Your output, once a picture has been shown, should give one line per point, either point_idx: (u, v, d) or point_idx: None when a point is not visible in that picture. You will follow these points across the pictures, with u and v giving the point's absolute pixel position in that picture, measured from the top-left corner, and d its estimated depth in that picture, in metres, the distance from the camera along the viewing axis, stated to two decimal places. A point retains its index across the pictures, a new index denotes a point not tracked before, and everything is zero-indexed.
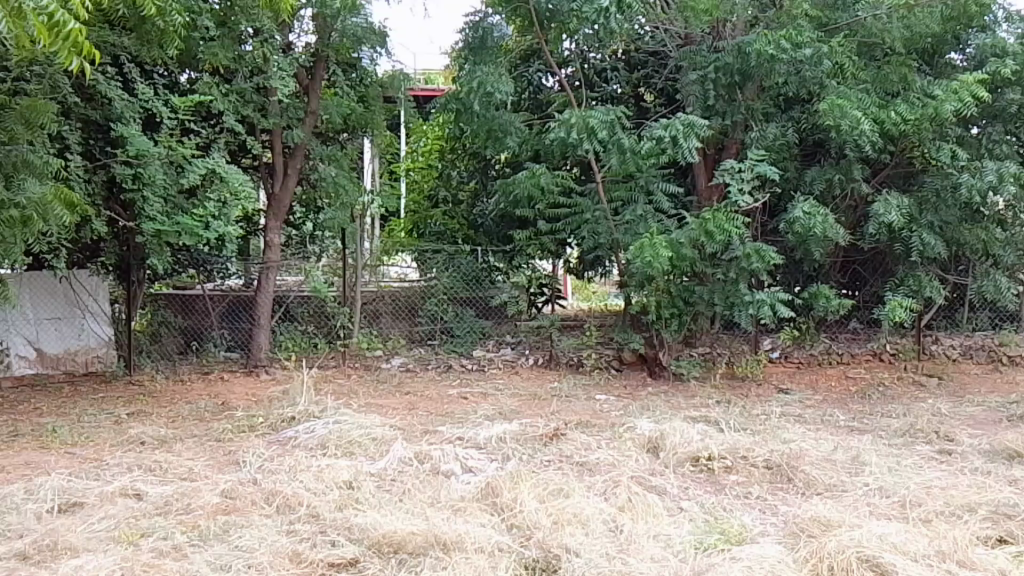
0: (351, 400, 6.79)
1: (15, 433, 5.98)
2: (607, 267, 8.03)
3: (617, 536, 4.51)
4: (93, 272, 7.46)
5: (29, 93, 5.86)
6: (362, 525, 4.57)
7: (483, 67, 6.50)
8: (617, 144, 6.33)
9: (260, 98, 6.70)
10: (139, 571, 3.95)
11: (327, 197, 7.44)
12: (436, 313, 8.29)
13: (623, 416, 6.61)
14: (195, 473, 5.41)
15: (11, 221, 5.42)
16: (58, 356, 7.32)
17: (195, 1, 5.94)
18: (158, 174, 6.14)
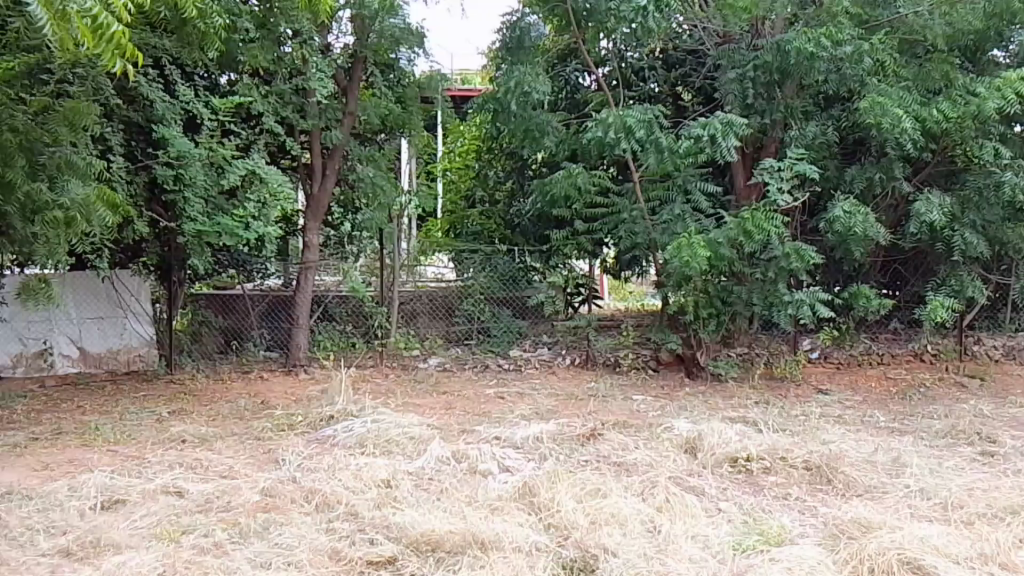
0: (388, 400, 6.81)
1: (59, 431, 6.06)
2: (645, 267, 7.98)
3: (655, 537, 4.49)
4: (134, 272, 7.60)
5: (73, 95, 5.96)
6: (400, 523, 4.58)
7: (520, 67, 6.56)
8: (655, 143, 6.28)
9: (299, 99, 6.79)
10: (181, 567, 3.99)
11: (365, 198, 7.50)
12: (473, 313, 8.34)
13: (661, 416, 6.58)
14: (236, 471, 5.46)
15: (55, 221, 5.52)
16: (101, 356, 7.49)
17: (236, 4, 6.00)
18: (199, 174, 6.24)
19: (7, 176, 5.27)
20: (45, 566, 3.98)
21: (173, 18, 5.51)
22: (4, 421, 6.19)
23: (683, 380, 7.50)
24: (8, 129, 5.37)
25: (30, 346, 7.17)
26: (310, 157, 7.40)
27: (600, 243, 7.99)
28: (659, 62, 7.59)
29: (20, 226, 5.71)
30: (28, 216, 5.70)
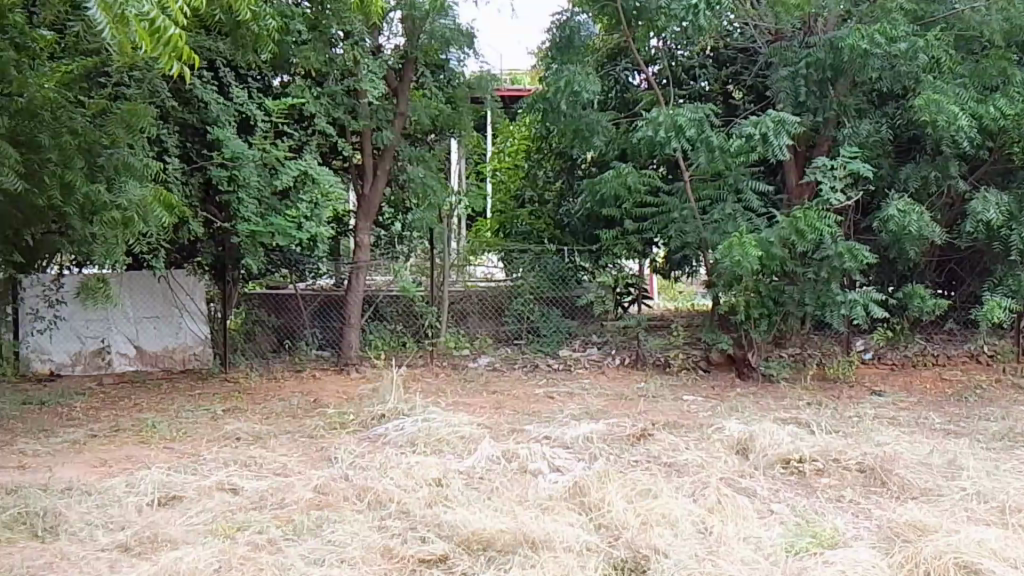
0: (439, 399, 6.85)
1: (117, 428, 6.17)
2: (695, 267, 8.09)
3: (706, 538, 4.45)
4: (189, 272, 7.74)
5: (130, 98, 6.07)
6: (452, 521, 4.58)
7: (570, 67, 6.64)
8: (706, 142, 6.30)
9: (350, 100, 6.88)
10: (237, 563, 4.03)
11: (415, 198, 7.53)
12: (523, 313, 8.37)
13: (711, 416, 6.55)
14: (290, 469, 5.51)
15: (113, 221, 5.61)
16: (157, 353, 7.73)
17: (289, 7, 6.11)
18: (253, 175, 6.48)
19: (68, 178, 5.39)
20: (104, 561, 4.04)
21: (228, 22, 5.60)
22: (63, 417, 6.32)
23: (734, 381, 7.45)
24: (68, 132, 5.50)
25: (90, 343, 7.52)
26: (361, 158, 7.49)
27: (649, 243, 7.96)
28: (710, 61, 7.60)
29: (79, 226, 5.85)
30: (87, 217, 5.83)
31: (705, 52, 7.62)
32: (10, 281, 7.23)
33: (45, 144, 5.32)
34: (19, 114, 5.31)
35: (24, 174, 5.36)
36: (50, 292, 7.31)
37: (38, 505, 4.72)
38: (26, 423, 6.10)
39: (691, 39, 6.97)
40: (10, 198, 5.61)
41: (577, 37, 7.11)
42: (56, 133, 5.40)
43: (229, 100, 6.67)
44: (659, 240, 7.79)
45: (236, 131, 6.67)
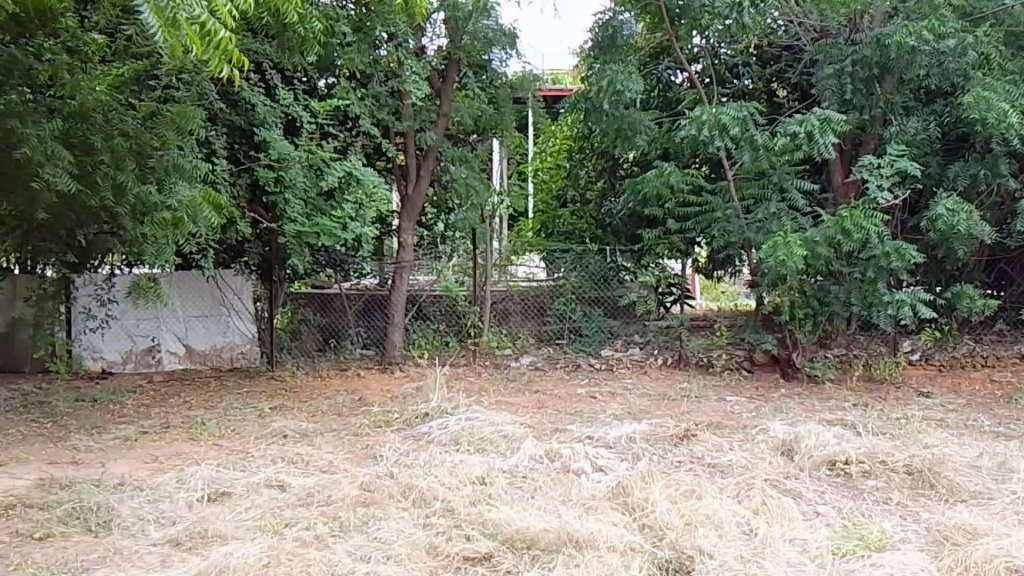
0: (482, 398, 6.89)
1: (168, 425, 6.28)
2: (738, 266, 8.15)
3: (752, 539, 4.40)
4: (237, 272, 7.91)
5: (178, 100, 6.17)
6: (496, 520, 4.58)
7: (613, 66, 6.72)
8: (750, 140, 6.32)
9: (395, 102, 6.97)
10: (284, 558, 4.06)
11: (458, 198, 7.65)
12: (564, 313, 8.39)
13: (755, 417, 6.50)
14: (336, 466, 5.56)
15: (164, 222, 5.63)
16: (206, 352, 7.87)
17: (334, 10, 6.20)
18: (299, 175, 6.71)
19: (120, 179, 5.48)
20: (156, 556, 4.11)
21: (275, 25, 5.64)
22: (115, 414, 6.46)
23: (778, 381, 7.41)
24: (120, 134, 5.58)
25: (140, 342, 7.66)
26: (404, 159, 7.57)
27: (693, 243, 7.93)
28: (754, 60, 7.70)
29: (131, 226, 5.94)
30: (138, 217, 5.90)
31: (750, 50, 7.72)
32: (64, 281, 7.41)
33: (98, 147, 5.44)
34: (73, 116, 5.45)
35: (78, 176, 5.48)
36: (103, 291, 7.47)
37: (92, 500, 4.82)
38: (80, 419, 6.25)
39: (735, 38, 7.17)
40: (64, 199, 5.74)
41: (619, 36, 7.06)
42: (108, 136, 5.51)
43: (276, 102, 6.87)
44: (702, 239, 7.83)
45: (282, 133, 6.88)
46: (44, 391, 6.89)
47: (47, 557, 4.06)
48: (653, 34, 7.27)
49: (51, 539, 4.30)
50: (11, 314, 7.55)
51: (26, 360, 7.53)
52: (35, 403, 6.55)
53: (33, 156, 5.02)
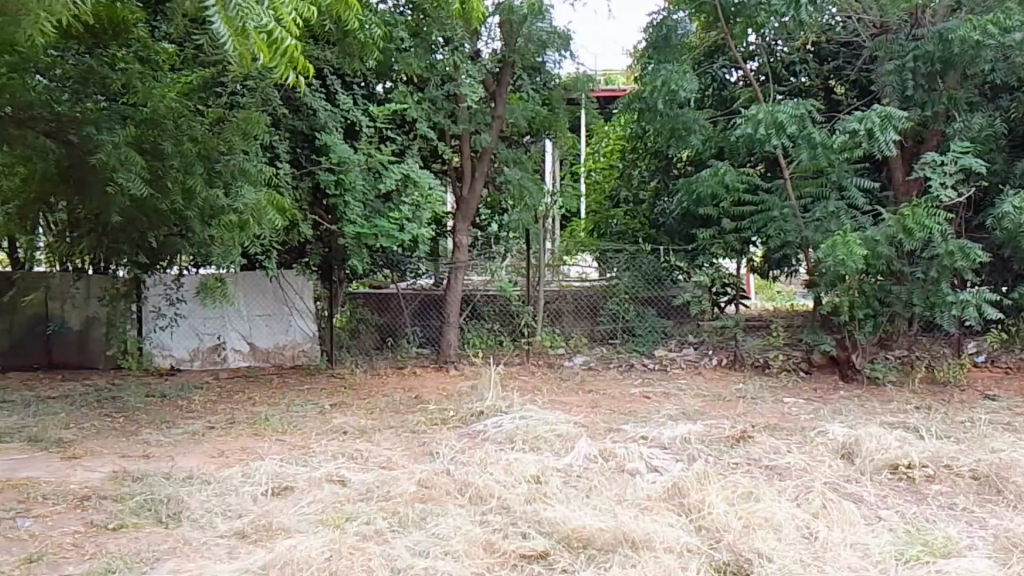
0: (536, 396, 6.97)
1: (233, 420, 6.49)
2: (795, 266, 7.99)
3: (812, 543, 4.32)
4: (298, 272, 8.11)
5: (244, 106, 6.43)
6: (552, 518, 4.58)
7: (668, 67, 6.90)
8: (808, 138, 6.44)
9: (450, 105, 7.14)
10: (346, 552, 4.13)
11: (511, 199, 7.80)
12: (618, 312, 8.51)
13: (814, 419, 6.41)
14: (394, 462, 5.65)
15: (230, 225, 5.71)
16: (269, 350, 8.12)
17: (392, 16, 6.57)
18: (359, 178, 6.88)
19: (189, 183, 5.61)
20: (224, 547, 4.25)
21: (336, 32, 5.77)
22: (184, 409, 6.71)
23: (838, 382, 7.34)
24: (189, 140, 5.75)
25: (207, 340, 7.97)
26: (460, 161, 7.75)
27: (748, 242, 7.97)
28: (810, 57, 7.69)
29: (198, 229, 6.04)
30: (206, 219, 5.98)
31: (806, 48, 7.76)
32: (135, 281, 7.76)
33: (169, 152, 5.61)
34: (145, 123, 5.70)
35: (149, 181, 5.66)
36: (171, 291, 7.76)
37: (162, 492, 5.00)
38: (149, 414, 6.50)
39: (792, 35, 7.22)
40: (135, 203, 5.94)
41: (673, 35, 7.28)
42: (178, 142, 5.68)
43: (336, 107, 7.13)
44: (757, 239, 7.86)
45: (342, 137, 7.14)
46: (117, 387, 7.22)
47: (120, 547, 4.22)
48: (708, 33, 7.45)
49: (125, 529, 4.46)
50: (86, 313, 7.89)
51: (101, 357, 7.88)
52: (109, 399, 6.87)
53: (107, 162, 5.24)
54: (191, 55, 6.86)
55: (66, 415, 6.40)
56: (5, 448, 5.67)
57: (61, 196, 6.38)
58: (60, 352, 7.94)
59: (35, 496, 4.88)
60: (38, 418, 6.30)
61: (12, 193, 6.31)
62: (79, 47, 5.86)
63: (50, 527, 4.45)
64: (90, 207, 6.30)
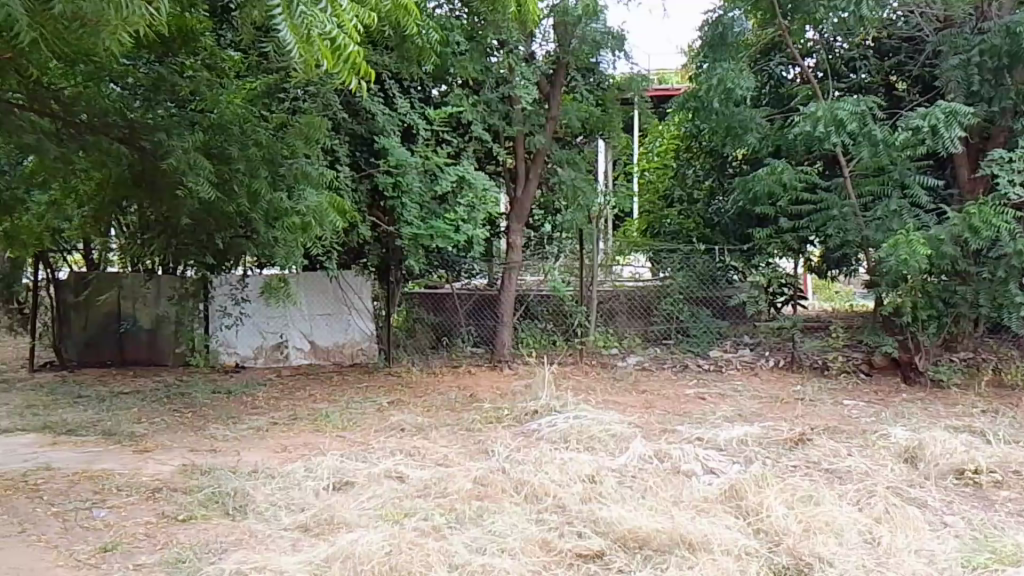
0: (590, 396, 7.03)
1: (295, 416, 6.68)
2: (854, 267, 8.10)
3: (874, 548, 4.23)
4: (357, 273, 8.30)
5: (306, 111, 6.72)
6: (607, 519, 4.57)
7: (725, 65, 7.25)
8: (868, 135, 6.56)
9: (505, 107, 7.34)
10: (406, 546, 4.19)
11: (565, 199, 7.97)
12: (672, 313, 8.65)
13: (875, 423, 6.29)
14: (451, 459, 5.72)
15: (293, 227, 5.91)
16: (328, 348, 8.36)
17: (449, 21, 6.79)
18: (415, 181, 7.10)
19: (255, 186, 5.71)
20: (287, 540, 4.36)
21: (396, 38, 5.86)
22: (248, 405, 6.93)
23: (900, 385, 7.23)
24: (254, 144, 5.86)
25: (270, 338, 8.23)
26: (514, 163, 7.94)
27: (805, 241, 7.99)
28: (871, 51, 7.86)
29: (263, 231, 6.17)
30: (270, 222, 6.13)
31: (867, 43, 7.92)
32: (203, 281, 8.05)
33: (235, 156, 5.75)
34: (211, 129, 5.85)
35: (217, 184, 5.80)
36: (237, 290, 8.06)
37: (229, 486, 5.17)
38: (215, 410, 6.74)
39: (851, 31, 7.29)
40: (204, 206, 6.14)
41: (729, 34, 7.45)
42: (244, 146, 5.82)
43: (394, 111, 7.31)
44: (814, 238, 7.95)
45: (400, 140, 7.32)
46: (186, 383, 7.52)
47: (190, 538, 4.38)
48: (764, 29, 7.65)
49: (194, 521, 4.62)
50: (155, 311, 8.16)
51: (170, 354, 8.20)
52: (178, 394, 7.15)
53: (178, 167, 5.39)
54: (254, 61, 7.12)
55: (138, 410, 6.70)
56: (82, 441, 5.95)
57: (131, 199, 6.63)
58: (132, 350, 8.24)
59: (109, 487, 5.10)
60: (112, 413, 6.61)
61: (88, 196, 6.63)
62: (149, 56, 6.11)
63: (124, 518, 4.64)
64: (160, 210, 6.54)
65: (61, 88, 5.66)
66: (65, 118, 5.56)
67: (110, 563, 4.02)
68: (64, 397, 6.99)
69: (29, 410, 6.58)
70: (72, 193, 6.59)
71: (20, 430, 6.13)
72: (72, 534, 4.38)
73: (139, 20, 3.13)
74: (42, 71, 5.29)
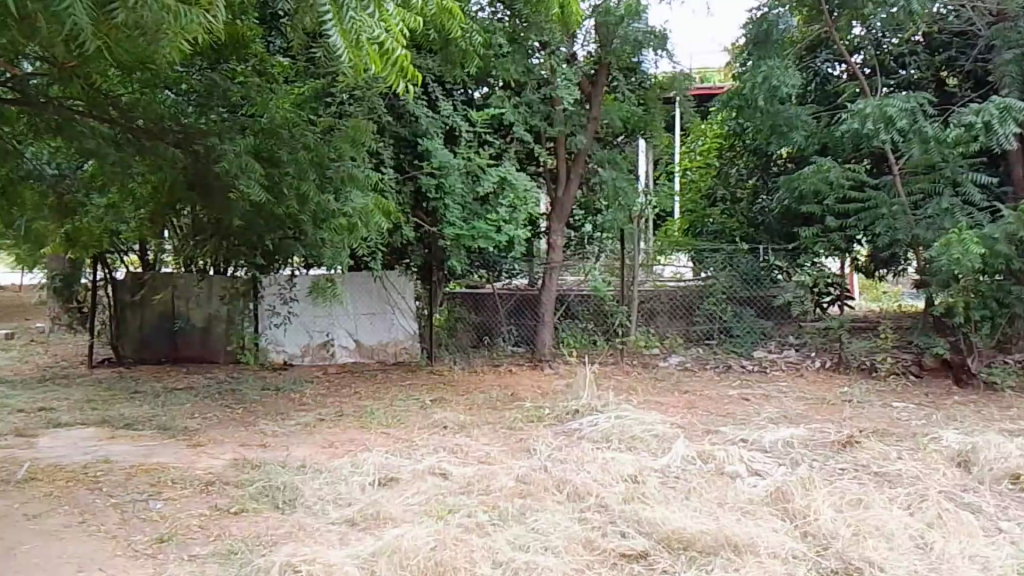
0: (631, 396, 7.02)
1: (341, 413, 6.83)
2: (903, 265, 8.03)
3: (928, 554, 4.12)
4: (400, 272, 8.44)
5: (352, 115, 6.85)
6: (651, 519, 4.54)
7: (768, 63, 7.32)
8: (919, 132, 6.53)
9: (547, 108, 7.45)
10: (451, 542, 4.22)
11: (605, 200, 8.23)
12: (714, 313, 8.63)
13: (925, 426, 6.15)
14: (493, 457, 5.77)
15: (340, 228, 6.13)
16: (373, 347, 8.51)
17: (492, 24, 6.85)
18: (457, 182, 7.21)
19: (303, 189, 5.87)
20: (335, 534, 4.43)
21: (440, 41, 5.94)
22: (296, 402, 7.11)
23: (952, 388, 7.06)
24: (303, 148, 5.97)
25: (316, 337, 8.44)
26: (555, 163, 8.10)
27: (852, 240, 7.90)
28: (921, 46, 7.85)
29: (312, 232, 6.41)
30: (318, 224, 6.37)
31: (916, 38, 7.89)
32: (253, 281, 8.29)
33: (285, 160, 5.87)
34: (262, 134, 5.98)
35: (267, 187, 5.95)
36: (286, 291, 8.28)
37: (279, 480, 5.30)
38: (264, 406, 6.93)
39: (901, 25, 7.31)
40: (255, 208, 6.33)
41: (774, 30, 7.61)
42: (293, 150, 5.93)
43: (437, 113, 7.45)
44: (862, 236, 7.78)
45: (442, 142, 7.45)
46: (236, 380, 7.75)
47: (242, 531, 4.49)
48: (811, 25, 7.75)
49: (245, 514, 4.75)
50: (209, 309, 8.40)
51: (220, 352, 8.45)
52: (228, 390, 7.37)
53: (230, 170, 5.52)
54: (302, 67, 7.28)
55: (191, 406, 6.91)
56: (139, 435, 6.17)
57: (185, 201, 6.85)
58: (185, 347, 8.50)
59: (165, 480, 5.28)
60: (166, 408, 6.84)
61: (144, 199, 6.88)
62: (202, 63, 6.27)
63: (178, 510, 4.78)
64: (213, 212, 6.73)
65: (119, 94, 5.86)
66: (122, 123, 5.74)
67: (167, 553, 4.14)
68: (122, 392, 7.26)
69: (89, 405, 6.85)
70: (130, 196, 6.85)
71: (81, 423, 6.38)
72: (130, 525, 4.53)
73: (197, 29, 3.23)
74: (103, 79, 5.49)
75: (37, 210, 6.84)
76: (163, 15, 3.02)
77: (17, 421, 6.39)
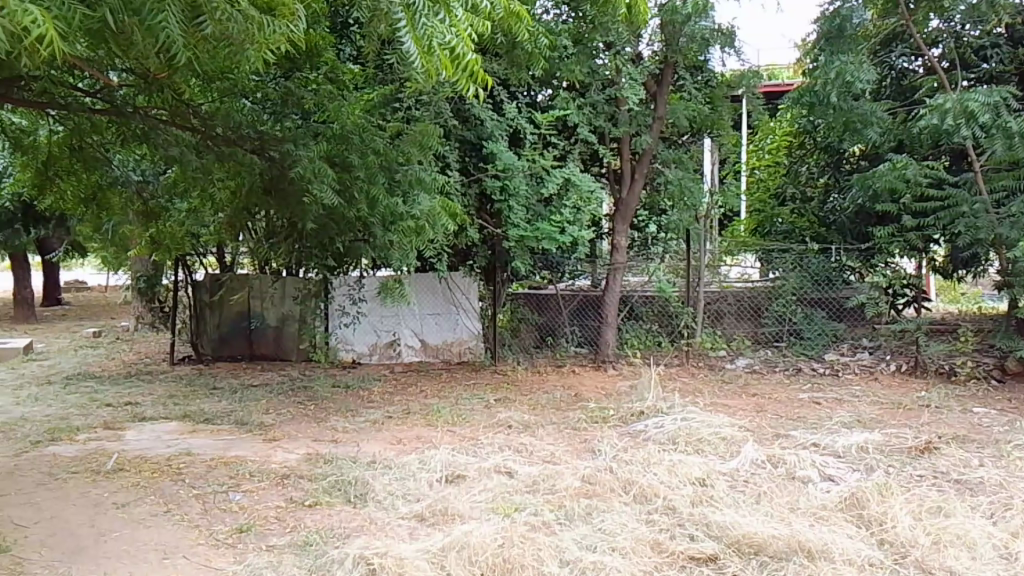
0: (697, 398, 7.04)
1: (409, 411, 7.00)
2: (985, 266, 7.77)
3: (1014, 564, 3.98)
4: (466, 274, 8.63)
5: (420, 120, 7.06)
6: (720, 522, 4.52)
7: (843, 58, 7.13)
8: (1003, 127, 6.42)
9: (611, 108, 7.50)
10: (518, 539, 4.28)
11: (670, 199, 8.29)
12: (784, 314, 8.56)
13: (1008, 433, 5.91)
14: (559, 456, 5.82)
15: (408, 229, 6.27)
16: (438, 346, 8.71)
17: (556, 26, 6.93)
18: (522, 184, 7.36)
19: (374, 192, 6.03)
20: (405, 528, 4.54)
21: (506, 45, 5.97)
22: (365, 399, 7.33)
23: None
24: (373, 152, 6.16)
25: (383, 337, 8.67)
26: (620, 163, 8.15)
27: (929, 240, 7.73)
28: (1004, 39, 7.62)
29: (381, 234, 6.58)
30: (387, 226, 6.55)
31: (999, 30, 7.68)
32: (324, 281, 8.61)
33: (356, 164, 6.02)
34: (334, 139, 6.12)
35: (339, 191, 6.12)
36: (355, 291, 8.51)
37: (351, 474, 5.47)
38: (336, 403, 7.18)
39: (984, 17, 7.30)
40: (327, 212, 6.54)
41: (847, 25, 7.50)
42: (364, 154, 6.10)
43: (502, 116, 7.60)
44: (941, 236, 7.60)
45: (508, 144, 7.60)
46: (308, 377, 8.04)
47: (316, 523, 4.65)
48: (885, 18, 7.73)
49: (319, 507, 4.92)
50: (282, 309, 8.75)
51: (293, 350, 8.76)
52: (301, 387, 7.64)
53: (305, 175, 5.68)
54: (371, 73, 7.50)
55: (266, 401, 7.21)
56: (217, 429, 6.46)
57: (261, 206, 7.11)
58: (260, 344, 8.86)
59: (242, 473, 5.50)
60: (243, 403, 7.16)
61: (220, 203, 7.17)
62: (278, 72, 6.52)
63: (256, 502, 4.99)
64: (286, 216, 6.97)
65: (199, 104, 6.10)
66: (203, 131, 6.00)
67: (245, 543, 4.32)
68: (202, 388, 7.61)
69: (171, 400, 7.21)
70: (208, 200, 7.19)
71: (164, 417, 6.72)
72: (212, 514, 4.75)
73: (277, 38, 3.26)
74: (188, 90, 5.74)
75: (123, 213, 7.25)
76: (248, 26, 3.04)
77: (104, 414, 6.77)
